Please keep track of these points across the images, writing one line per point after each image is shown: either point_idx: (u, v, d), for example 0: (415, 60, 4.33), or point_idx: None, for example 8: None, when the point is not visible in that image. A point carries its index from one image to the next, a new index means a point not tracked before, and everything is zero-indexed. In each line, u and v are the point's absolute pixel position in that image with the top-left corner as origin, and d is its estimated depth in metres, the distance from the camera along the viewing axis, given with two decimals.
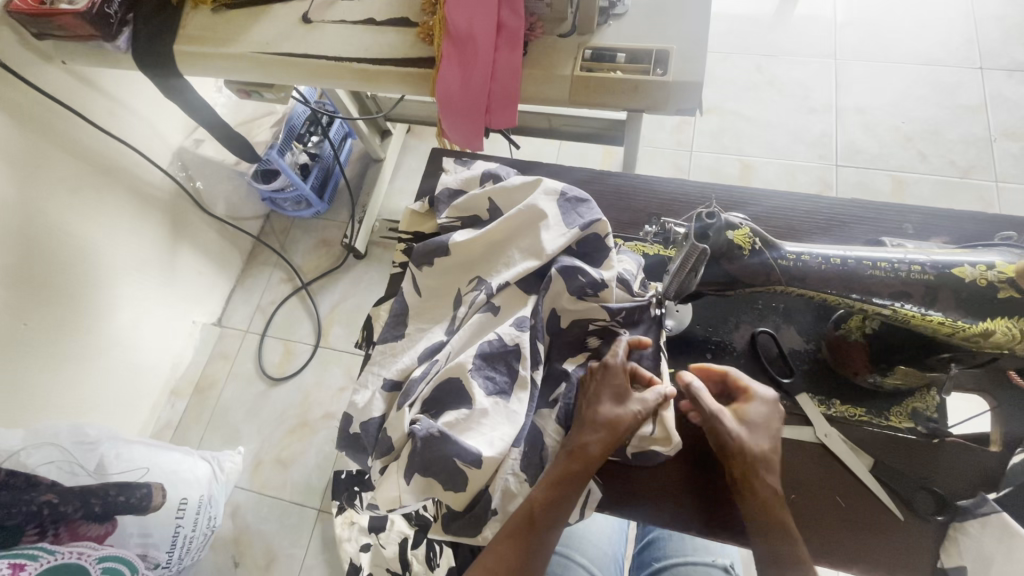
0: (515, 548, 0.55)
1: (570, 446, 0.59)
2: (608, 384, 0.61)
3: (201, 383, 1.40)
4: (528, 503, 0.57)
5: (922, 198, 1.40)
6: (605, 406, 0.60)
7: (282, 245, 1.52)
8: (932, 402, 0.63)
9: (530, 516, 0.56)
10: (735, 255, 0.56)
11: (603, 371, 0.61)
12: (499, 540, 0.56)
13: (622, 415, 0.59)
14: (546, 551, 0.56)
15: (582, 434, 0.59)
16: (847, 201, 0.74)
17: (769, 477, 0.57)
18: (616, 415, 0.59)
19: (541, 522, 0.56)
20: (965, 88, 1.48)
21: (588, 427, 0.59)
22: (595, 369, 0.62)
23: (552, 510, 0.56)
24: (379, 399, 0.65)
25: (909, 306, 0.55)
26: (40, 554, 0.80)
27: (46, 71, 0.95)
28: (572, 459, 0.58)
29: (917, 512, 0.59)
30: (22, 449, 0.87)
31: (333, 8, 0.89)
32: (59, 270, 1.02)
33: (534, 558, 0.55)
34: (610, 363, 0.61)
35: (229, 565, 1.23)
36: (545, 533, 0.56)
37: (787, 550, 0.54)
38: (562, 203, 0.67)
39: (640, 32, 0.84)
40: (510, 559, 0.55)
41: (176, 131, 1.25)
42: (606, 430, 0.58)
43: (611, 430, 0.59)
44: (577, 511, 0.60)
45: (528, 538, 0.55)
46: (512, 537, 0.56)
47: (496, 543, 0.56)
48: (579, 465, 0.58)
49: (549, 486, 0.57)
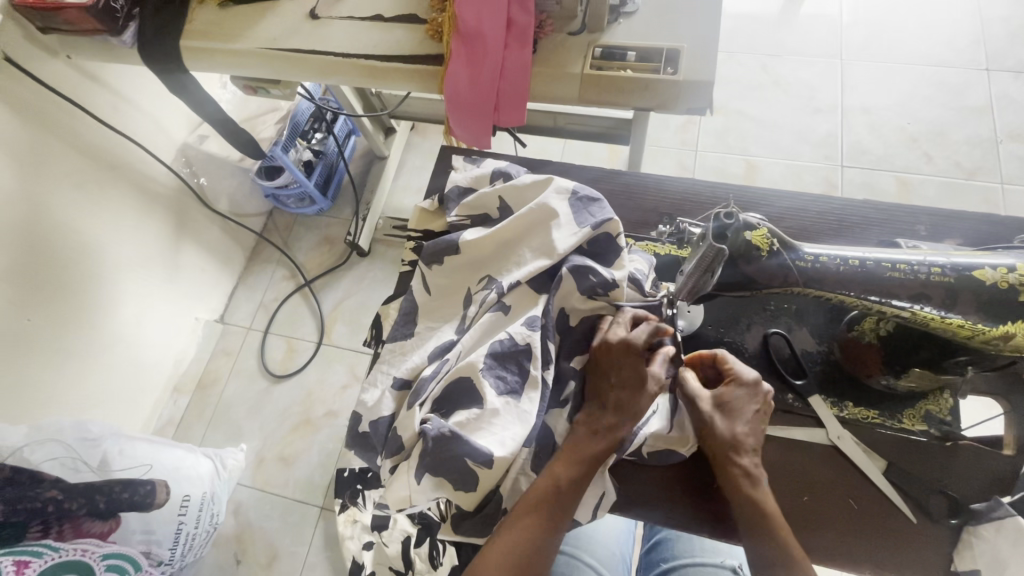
0: (537, 524, 0.55)
1: (589, 426, 0.60)
2: (628, 362, 0.60)
3: (203, 379, 1.39)
4: (550, 477, 0.57)
5: (928, 199, 1.40)
6: (627, 385, 0.60)
7: (285, 241, 1.51)
8: (945, 405, 0.63)
9: (553, 488, 0.57)
10: (753, 256, 0.56)
11: (621, 349, 0.60)
12: (520, 516, 0.56)
13: (642, 393, 0.60)
14: (564, 526, 0.57)
15: (602, 413, 0.60)
16: (858, 202, 0.74)
17: (740, 458, 0.58)
18: (634, 395, 0.60)
19: (564, 496, 0.57)
20: (972, 89, 1.48)
21: (611, 407, 0.60)
22: (610, 344, 0.61)
23: (576, 486, 0.57)
24: (389, 398, 0.64)
25: (929, 309, 0.55)
26: (45, 551, 0.80)
27: (51, 65, 0.94)
28: (595, 438, 0.59)
29: (930, 515, 0.59)
30: (25, 446, 0.87)
31: (341, 4, 0.88)
32: (62, 265, 1.01)
33: (553, 531, 0.56)
34: (630, 340, 0.60)
35: (232, 562, 1.22)
36: (565, 508, 0.56)
37: (770, 552, 0.54)
38: (573, 202, 0.67)
39: (650, 30, 0.84)
40: (532, 533, 0.55)
41: (179, 127, 1.24)
42: (629, 412, 0.60)
43: (636, 412, 0.60)
44: (590, 511, 0.60)
45: (551, 513, 0.56)
46: (532, 513, 0.56)
47: (511, 523, 0.56)
48: (600, 444, 0.59)
49: (572, 463, 0.58)
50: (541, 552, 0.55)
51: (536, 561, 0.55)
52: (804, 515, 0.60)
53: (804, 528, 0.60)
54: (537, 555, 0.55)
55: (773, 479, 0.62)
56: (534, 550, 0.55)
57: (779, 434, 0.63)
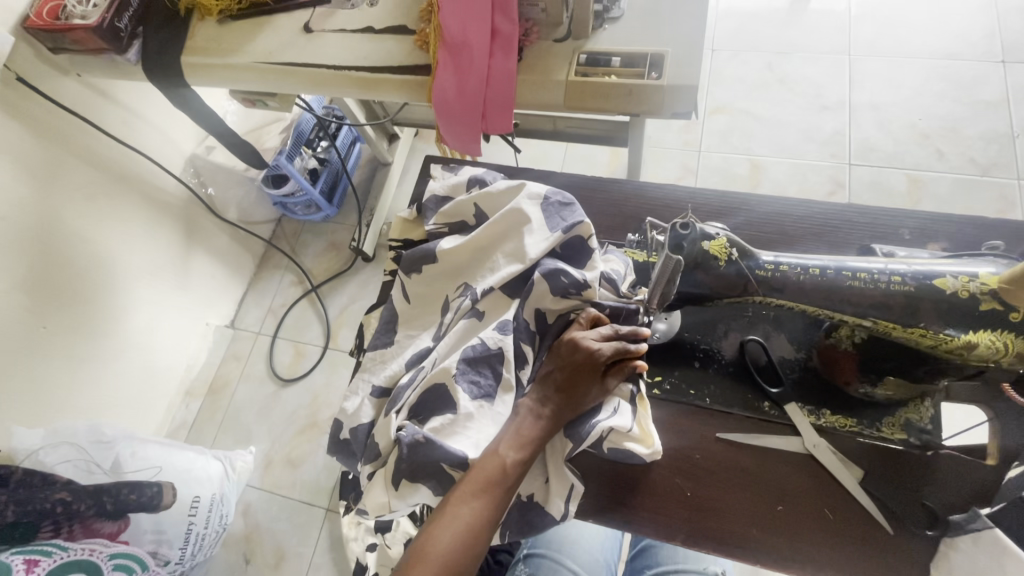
0: (485, 503, 0.55)
1: (535, 410, 0.60)
2: (589, 367, 0.61)
3: (214, 384, 1.43)
4: (498, 457, 0.56)
5: (940, 197, 1.36)
6: (581, 382, 0.61)
7: (292, 248, 1.54)
8: (926, 413, 0.61)
9: (502, 469, 0.56)
10: (711, 264, 0.58)
11: (585, 358, 0.61)
12: (467, 496, 0.55)
13: (590, 392, 0.61)
14: (506, 505, 0.57)
15: (548, 400, 0.61)
16: (841, 205, 0.72)
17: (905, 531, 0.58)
18: (583, 392, 0.61)
19: (510, 476, 0.56)
20: (986, 82, 1.43)
21: (558, 400, 0.60)
22: (578, 348, 0.62)
23: (521, 468, 0.57)
24: (368, 405, 0.65)
25: (890, 318, 0.56)
26: (55, 550, 0.83)
27: (63, 83, 0.99)
28: (538, 422, 0.59)
29: (908, 525, 0.58)
30: (40, 448, 0.92)
31: (333, 18, 0.90)
32: (75, 277, 1.06)
33: (500, 510, 0.55)
34: (598, 351, 0.61)
35: (241, 562, 1.26)
36: (510, 488, 0.56)
37: None
38: (545, 207, 0.67)
39: (635, 35, 0.84)
40: (479, 512, 0.54)
41: (188, 139, 1.29)
42: (576, 408, 0.60)
43: (582, 405, 0.61)
44: (561, 505, 0.60)
45: (497, 493, 0.55)
46: (480, 493, 0.55)
47: (457, 502, 0.54)
48: (545, 429, 0.59)
49: (519, 445, 0.58)
50: (487, 530, 0.55)
51: (481, 540, 0.54)
52: (778, 524, 0.60)
53: (778, 535, 0.60)
54: (484, 534, 0.54)
55: (747, 485, 0.62)
56: (482, 529, 0.54)
57: (754, 442, 0.63)
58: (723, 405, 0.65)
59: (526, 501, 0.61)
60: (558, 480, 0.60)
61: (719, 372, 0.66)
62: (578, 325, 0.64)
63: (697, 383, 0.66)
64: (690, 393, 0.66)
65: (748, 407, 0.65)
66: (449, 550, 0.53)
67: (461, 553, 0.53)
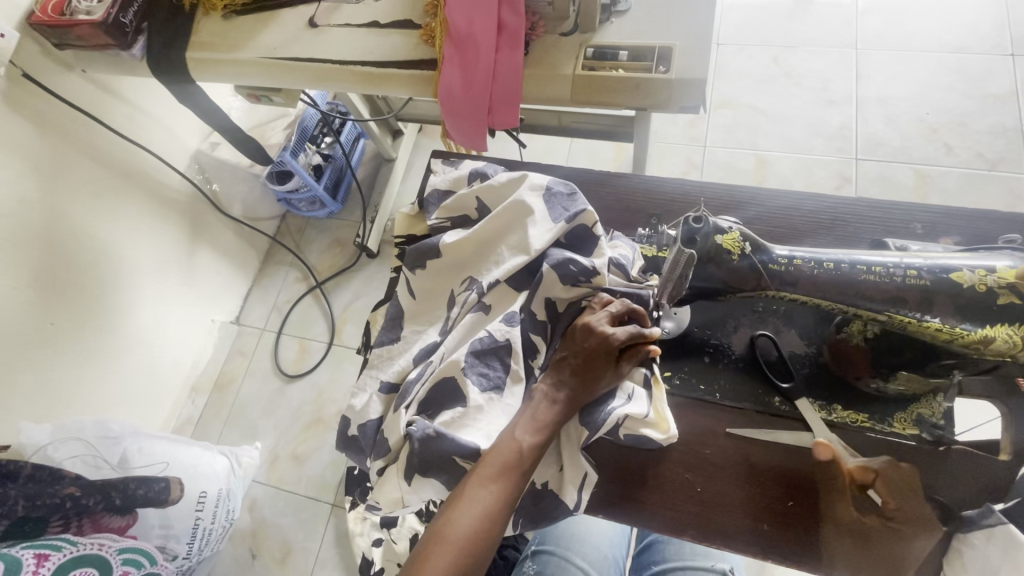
0: (502, 487, 0.54)
1: (549, 395, 0.60)
2: (603, 352, 0.61)
3: (220, 379, 1.43)
4: (513, 441, 0.56)
5: (947, 192, 1.35)
6: (595, 366, 0.61)
7: (296, 244, 1.54)
8: (938, 409, 0.62)
9: (518, 452, 0.56)
10: (724, 259, 0.58)
11: (598, 343, 0.61)
12: (484, 480, 0.54)
13: (604, 375, 0.61)
14: (522, 490, 0.57)
15: (563, 385, 0.61)
16: (852, 200, 0.72)
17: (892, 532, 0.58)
18: (598, 375, 0.61)
19: (527, 460, 0.56)
20: (995, 76, 1.42)
21: (573, 384, 0.60)
22: (591, 332, 0.61)
23: (538, 452, 0.57)
24: (376, 402, 0.65)
25: (905, 312, 0.56)
26: (64, 545, 0.83)
27: (67, 79, 0.98)
28: (554, 406, 0.59)
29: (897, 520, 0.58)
30: (48, 444, 0.92)
31: (338, 13, 0.90)
32: (83, 273, 1.06)
33: (517, 494, 0.55)
34: (611, 335, 0.61)
35: (247, 557, 1.26)
36: (526, 472, 0.56)
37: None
38: (547, 197, 0.67)
39: (643, 29, 0.83)
40: (496, 497, 0.54)
41: (192, 135, 1.28)
42: (591, 393, 0.60)
43: (596, 390, 0.61)
44: (575, 493, 0.60)
45: (514, 476, 0.55)
46: (497, 477, 0.55)
47: (474, 486, 0.54)
48: (560, 412, 0.59)
49: (534, 429, 0.58)
50: (504, 514, 0.54)
51: (499, 525, 0.54)
52: (787, 519, 0.60)
53: (787, 530, 0.60)
54: (501, 517, 0.54)
55: (756, 479, 0.61)
56: (499, 512, 0.54)
57: (764, 437, 0.63)
58: (733, 400, 0.65)
59: (539, 489, 0.61)
60: (572, 469, 0.60)
61: (728, 367, 0.66)
62: (591, 310, 0.64)
63: (706, 378, 0.66)
64: (699, 387, 0.66)
65: (758, 402, 0.64)
66: (466, 534, 0.52)
67: (479, 537, 0.52)
